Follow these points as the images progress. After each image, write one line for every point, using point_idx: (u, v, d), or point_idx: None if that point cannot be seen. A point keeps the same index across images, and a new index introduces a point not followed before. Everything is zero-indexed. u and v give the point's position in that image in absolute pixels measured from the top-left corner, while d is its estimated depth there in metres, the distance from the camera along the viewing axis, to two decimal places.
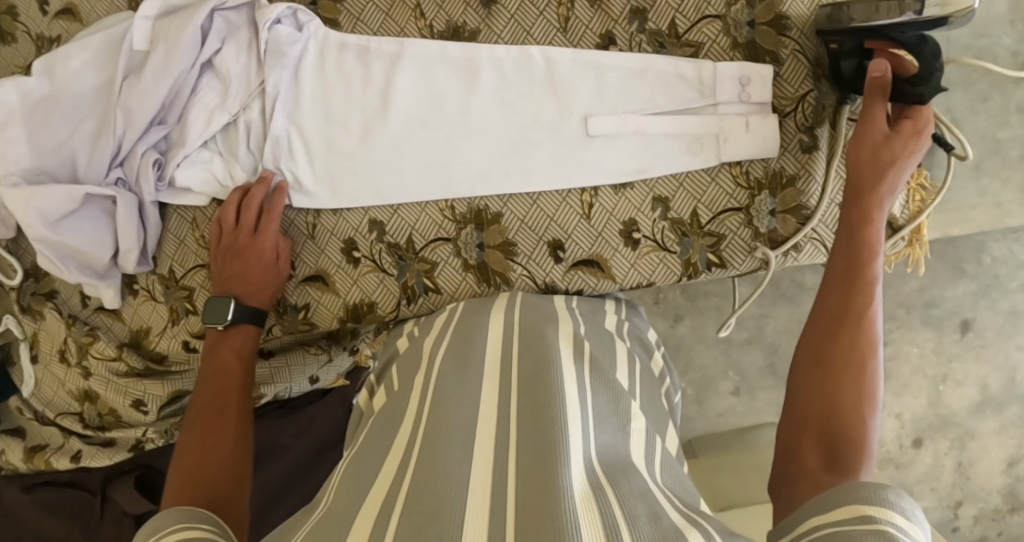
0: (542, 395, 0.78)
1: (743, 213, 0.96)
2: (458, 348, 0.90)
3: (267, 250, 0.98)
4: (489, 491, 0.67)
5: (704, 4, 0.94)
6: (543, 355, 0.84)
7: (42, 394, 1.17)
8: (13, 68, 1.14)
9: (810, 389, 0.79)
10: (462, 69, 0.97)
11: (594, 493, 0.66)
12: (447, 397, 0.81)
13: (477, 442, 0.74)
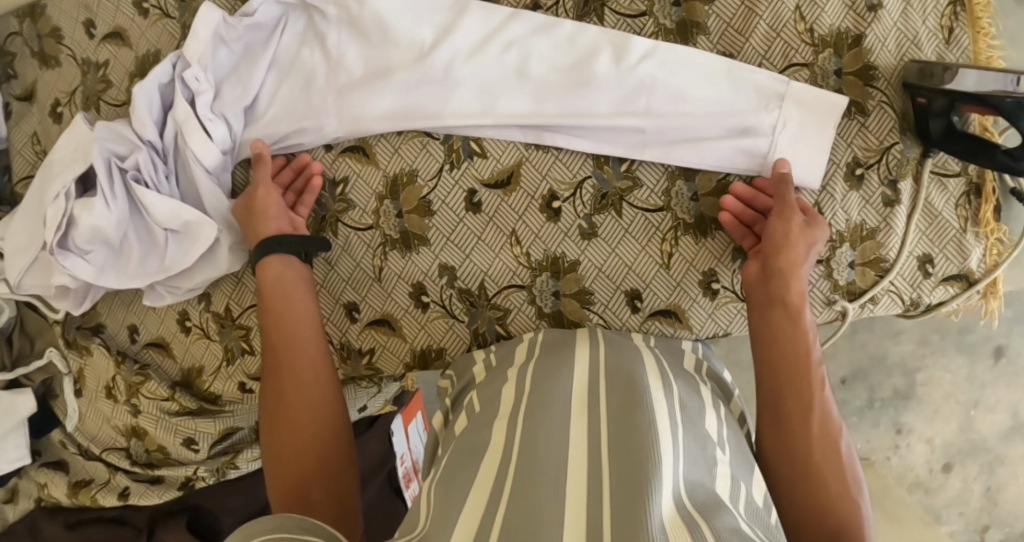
0: (634, 431, 0.73)
1: (823, 265, 0.95)
2: (543, 375, 0.85)
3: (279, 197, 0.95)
4: (587, 515, 0.63)
5: (792, 50, 0.92)
6: (629, 388, 0.81)
7: (86, 429, 1.13)
8: (57, 92, 1.09)
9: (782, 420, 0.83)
10: (568, 83, 0.92)
11: (686, 525, 0.61)
12: (536, 420, 0.77)
13: (568, 468, 0.70)
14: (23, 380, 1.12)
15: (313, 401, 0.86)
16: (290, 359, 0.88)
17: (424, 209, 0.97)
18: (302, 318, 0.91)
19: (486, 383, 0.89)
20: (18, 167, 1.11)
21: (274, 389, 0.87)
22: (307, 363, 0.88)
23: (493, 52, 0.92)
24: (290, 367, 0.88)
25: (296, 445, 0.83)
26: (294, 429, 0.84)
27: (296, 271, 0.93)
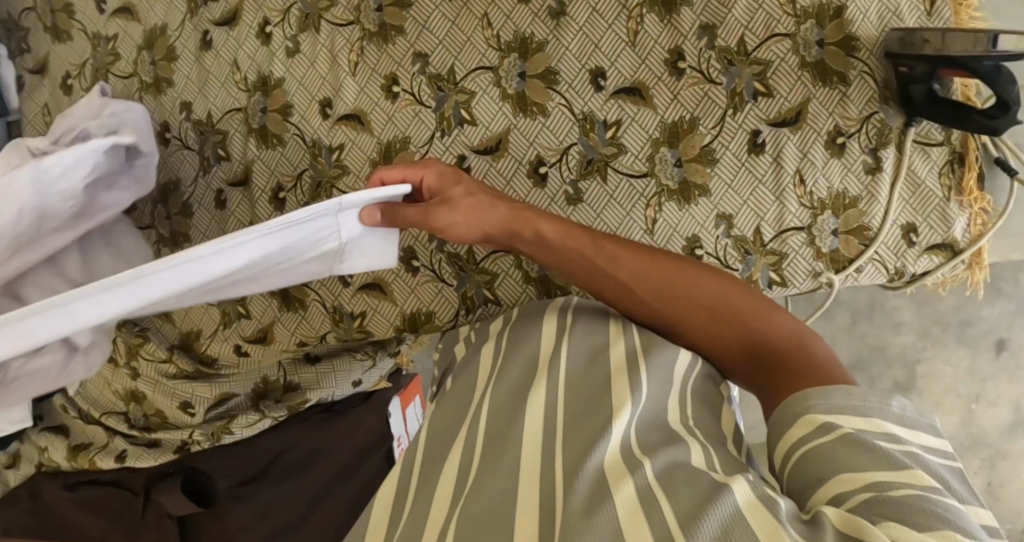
0: (588, 397, 0.74)
1: (805, 233, 0.96)
2: (511, 341, 0.87)
3: None
4: (536, 483, 0.64)
5: (775, 22, 0.95)
6: (592, 347, 0.82)
7: (87, 394, 1.17)
8: (67, 65, 1.14)
9: (704, 342, 0.83)
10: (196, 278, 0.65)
11: (625, 467, 0.63)
12: (513, 383, 0.80)
13: (524, 432, 0.71)
14: None
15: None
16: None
17: None
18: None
19: (470, 351, 0.91)
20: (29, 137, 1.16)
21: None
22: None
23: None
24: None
25: None
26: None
27: None
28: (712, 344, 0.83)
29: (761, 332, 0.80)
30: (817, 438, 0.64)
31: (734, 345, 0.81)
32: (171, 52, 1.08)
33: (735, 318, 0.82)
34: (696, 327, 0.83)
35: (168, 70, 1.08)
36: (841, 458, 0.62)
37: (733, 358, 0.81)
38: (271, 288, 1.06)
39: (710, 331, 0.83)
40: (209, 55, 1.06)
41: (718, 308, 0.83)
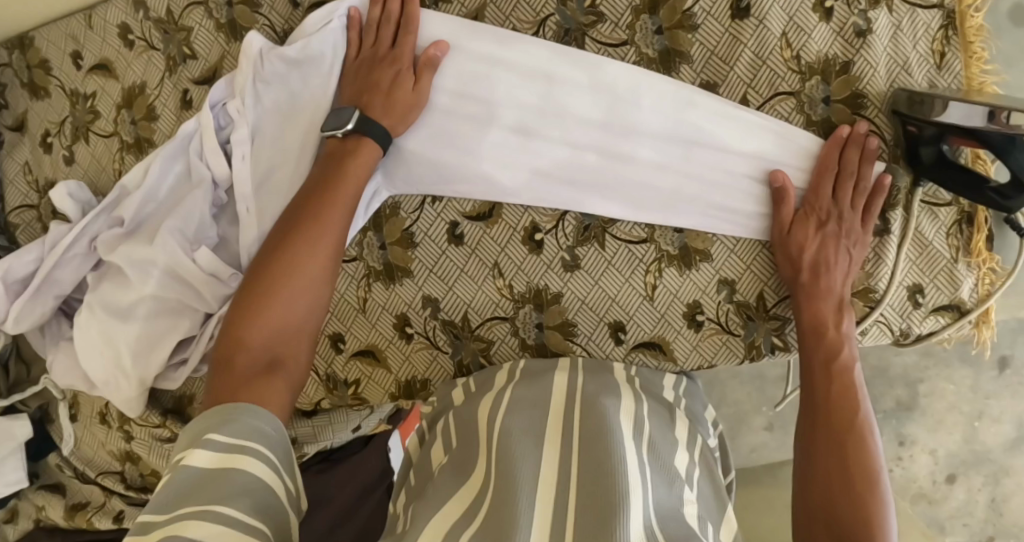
0: (600, 469, 0.75)
1: None
2: (527, 401, 0.87)
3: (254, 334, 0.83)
4: None
5: (778, 79, 0.91)
6: (602, 417, 0.83)
7: (82, 453, 1.15)
8: (48, 123, 1.11)
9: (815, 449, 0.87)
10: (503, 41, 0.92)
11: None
12: (508, 444, 0.81)
13: (539, 497, 0.73)
14: (20, 405, 1.15)
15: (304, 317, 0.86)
16: (338, 197, 0.89)
17: (408, 241, 0.97)
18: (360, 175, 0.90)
19: (463, 405, 0.91)
20: (10, 197, 1.13)
21: (329, 177, 0.90)
22: (317, 201, 0.89)
23: (520, 90, 0.92)
24: (332, 207, 0.89)
25: (279, 316, 0.84)
26: (303, 233, 0.87)
27: (368, 155, 0.90)
28: (817, 491, 0.84)
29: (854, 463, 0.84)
30: None
31: (818, 483, 0.85)
32: (151, 110, 1.05)
33: (840, 438, 0.86)
34: (838, 481, 0.83)
35: (147, 129, 1.06)
36: None
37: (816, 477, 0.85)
38: None
39: (839, 444, 0.86)
40: (189, 114, 1.03)
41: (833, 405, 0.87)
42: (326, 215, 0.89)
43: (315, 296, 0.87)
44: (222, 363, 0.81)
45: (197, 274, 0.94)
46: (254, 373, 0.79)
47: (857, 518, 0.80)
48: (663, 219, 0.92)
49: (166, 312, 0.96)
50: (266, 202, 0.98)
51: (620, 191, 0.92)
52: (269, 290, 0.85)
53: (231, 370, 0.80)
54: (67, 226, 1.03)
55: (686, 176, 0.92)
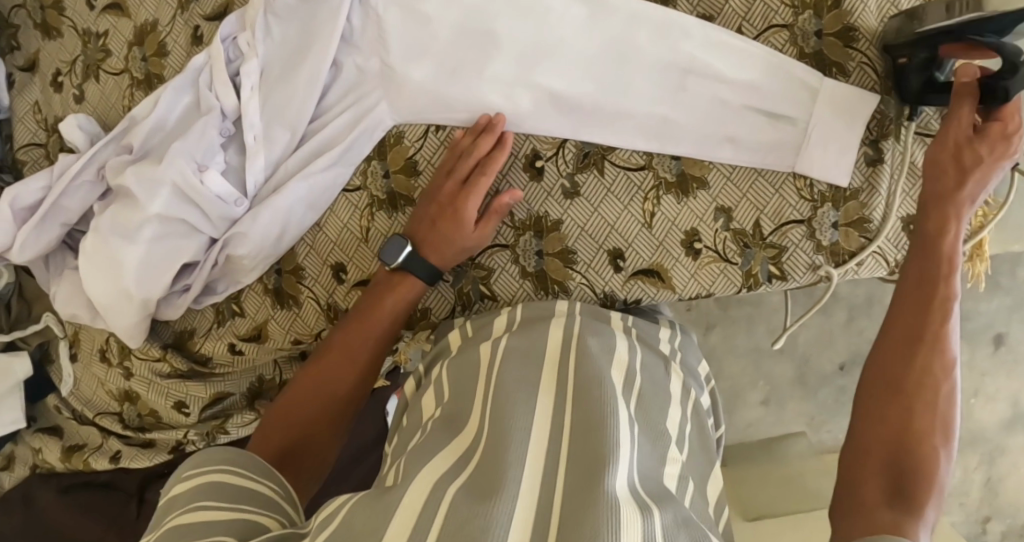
0: (594, 413, 0.76)
1: (806, 226, 0.95)
2: (521, 349, 0.88)
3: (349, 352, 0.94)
4: (542, 498, 0.65)
5: (772, 13, 0.93)
6: (595, 365, 0.83)
7: (80, 393, 1.16)
8: (58, 63, 1.13)
9: (877, 430, 0.80)
10: None
11: (639, 503, 0.65)
12: (505, 392, 0.80)
13: (530, 439, 0.73)
14: (21, 344, 1.15)
15: (338, 396, 0.93)
16: (379, 315, 0.95)
17: (411, 169, 0.99)
18: (393, 314, 0.95)
19: (456, 357, 0.91)
20: (19, 135, 1.15)
21: (371, 328, 0.94)
22: (349, 331, 0.95)
23: (518, 18, 0.94)
24: (364, 350, 0.94)
25: (296, 404, 0.93)
26: (340, 350, 0.94)
27: (409, 289, 0.95)
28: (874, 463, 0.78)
29: (914, 453, 0.77)
30: None
31: (883, 434, 0.80)
32: (162, 47, 1.08)
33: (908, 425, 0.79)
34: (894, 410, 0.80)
35: (157, 65, 1.08)
36: None
37: (867, 445, 0.80)
38: (264, 286, 1.04)
39: (903, 447, 0.78)
40: (199, 49, 1.06)
41: (896, 397, 0.81)
42: (383, 301, 0.95)
43: (348, 387, 0.94)
44: (290, 393, 0.94)
45: (205, 195, 0.96)
46: (279, 443, 0.90)
47: (915, 469, 0.77)
48: (661, 147, 0.94)
49: (172, 235, 0.98)
50: (274, 131, 1.00)
51: (619, 119, 0.94)
52: (318, 359, 0.95)
53: (269, 432, 0.92)
54: (75, 156, 1.05)
55: (682, 104, 0.94)
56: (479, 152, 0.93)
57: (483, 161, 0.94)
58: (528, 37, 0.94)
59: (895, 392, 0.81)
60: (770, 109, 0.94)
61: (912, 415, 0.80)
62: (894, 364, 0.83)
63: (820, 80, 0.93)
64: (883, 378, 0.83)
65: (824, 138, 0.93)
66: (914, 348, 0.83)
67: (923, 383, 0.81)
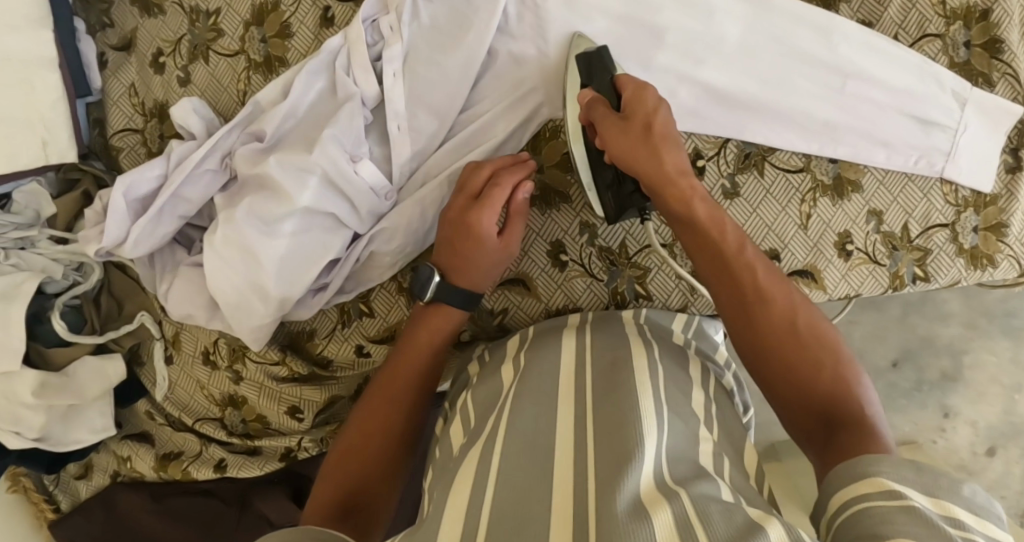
0: (620, 411, 0.75)
1: (949, 230, 0.98)
2: (536, 365, 0.87)
3: (387, 412, 0.90)
4: (572, 503, 0.64)
5: (927, 21, 0.96)
6: (616, 368, 0.83)
7: (176, 398, 1.08)
8: (159, 42, 1.05)
9: (779, 387, 0.79)
10: None
11: (662, 493, 0.63)
12: (521, 397, 0.80)
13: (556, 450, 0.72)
14: (111, 346, 1.07)
15: (386, 446, 0.89)
16: (419, 347, 0.92)
17: (566, 165, 0.96)
18: (434, 346, 0.92)
19: (481, 381, 0.91)
20: (113, 120, 1.07)
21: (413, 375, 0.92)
22: (389, 372, 0.92)
23: (686, 15, 0.94)
24: (411, 387, 0.91)
25: (358, 458, 0.87)
26: (387, 391, 0.91)
27: (448, 319, 0.92)
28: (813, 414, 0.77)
29: (827, 386, 0.77)
30: (879, 500, 0.61)
31: (795, 415, 0.78)
32: (285, 29, 1.01)
33: (791, 376, 0.79)
34: (783, 348, 0.79)
35: (279, 47, 1.01)
36: (896, 522, 0.59)
37: (780, 392, 0.79)
38: (400, 285, 1.00)
39: (809, 382, 0.78)
40: (331, 32, 1.00)
41: (785, 353, 0.79)
42: (420, 336, 0.92)
43: (399, 423, 0.90)
44: (333, 460, 0.89)
45: (358, 186, 0.92)
46: (347, 492, 0.85)
47: (836, 402, 0.76)
48: (820, 149, 0.96)
49: (315, 228, 0.92)
50: (421, 122, 0.96)
51: (781, 119, 0.95)
52: (367, 413, 0.90)
53: (325, 485, 0.86)
54: (193, 144, 0.98)
55: (841, 107, 0.95)
56: (496, 166, 0.91)
57: (495, 173, 0.90)
58: (696, 35, 0.94)
59: (775, 350, 0.80)
60: (923, 115, 0.96)
61: (800, 355, 0.79)
62: (754, 335, 0.81)
63: (968, 89, 0.96)
64: (755, 358, 0.81)
65: (970, 142, 0.97)
66: (751, 320, 0.81)
67: (791, 327, 0.80)
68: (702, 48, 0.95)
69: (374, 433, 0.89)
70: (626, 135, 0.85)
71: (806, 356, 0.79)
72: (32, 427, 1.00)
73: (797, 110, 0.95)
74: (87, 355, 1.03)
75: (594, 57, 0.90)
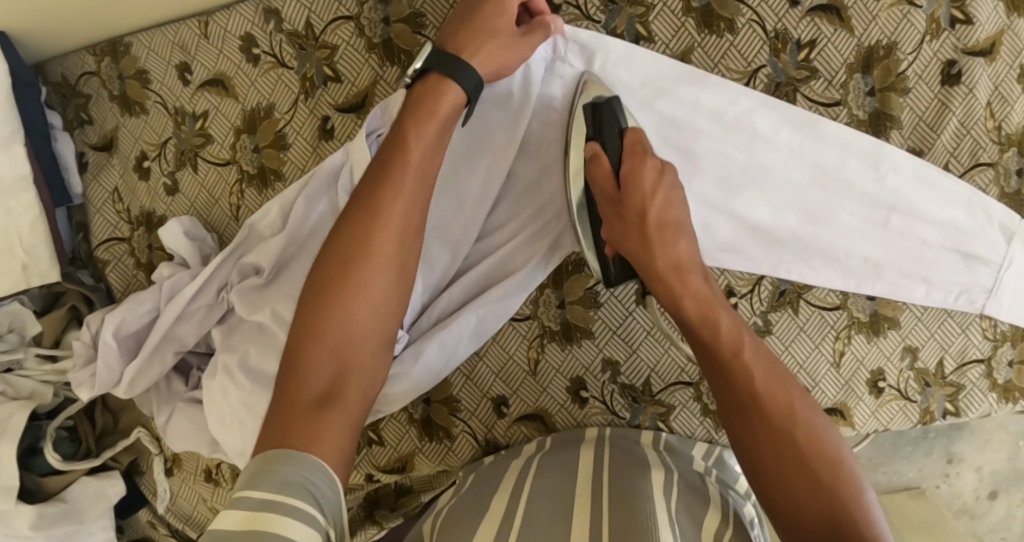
0: (636, 520, 0.69)
1: (984, 365, 0.93)
2: (553, 472, 0.82)
3: (354, 253, 0.72)
4: None
5: (980, 148, 0.88)
6: (635, 477, 0.78)
7: (179, 509, 1.04)
8: (142, 144, 0.97)
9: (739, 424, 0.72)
10: (720, 88, 0.87)
11: None
12: (527, 519, 0.72)
13: None
14: (111, 462, 1.03)
15: (369, 364, 0.71)
16: (380, 261, 0.72)
17: (590, 300, 0.91)
18: (402, 238, 0.74)
19: (487, 480, 0.86)
20: (97, 228, 0.99)
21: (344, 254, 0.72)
22: (339, 248, 0.73)
23: (725, 145, 0.87)
24: (355, 284, 0.71)
25: (344, 326, 0.70)
26: (337, 267, 0.72)
27: (424, 140, 0.75)
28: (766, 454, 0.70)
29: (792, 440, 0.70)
30: None
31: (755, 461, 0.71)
32: (280, 138, 0.92)
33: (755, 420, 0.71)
34: (778, 459, 0.69)
35: (275, 159, 0.92)
36: None
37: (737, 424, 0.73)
38: (410, 415, 0.95)
39: (774, 431, 0.70)
40: (330, 145, 0.91)
41: (746, 401, 0.73)
42: (372, 226, 0.72)
43: (372, 307, 0.72)
44: (288, 354, 0.70)
45: None
46: (320, 391, 0.67)
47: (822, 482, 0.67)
48: (859, 286, 0.90)
49: None
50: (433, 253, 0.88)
51: (819, 254, 0.90)
52: (314, 291, 0.72)
53: (286, 401, 0.66)
54: (186, 274, 0.91)
55: (884, 242, 0.89)
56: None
57: (415, 103, 0.76)
58: (734, 164, 0.88)
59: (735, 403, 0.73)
60: (968, 250, 0.89)
61: (762, 397, 0.72)
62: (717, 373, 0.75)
63: (1017, 223, 0.88)
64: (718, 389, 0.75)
65: (1014, 282, 0.90)
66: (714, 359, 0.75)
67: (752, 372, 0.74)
68: (738, 182, 0.88)
69: (326, 331, 0.70)
70: (620, 228, 0.83)
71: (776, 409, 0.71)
72: None
73: (840, 242, 0.89)
74: (84, 476, 0.99)
75: (605, 108, 0.84)
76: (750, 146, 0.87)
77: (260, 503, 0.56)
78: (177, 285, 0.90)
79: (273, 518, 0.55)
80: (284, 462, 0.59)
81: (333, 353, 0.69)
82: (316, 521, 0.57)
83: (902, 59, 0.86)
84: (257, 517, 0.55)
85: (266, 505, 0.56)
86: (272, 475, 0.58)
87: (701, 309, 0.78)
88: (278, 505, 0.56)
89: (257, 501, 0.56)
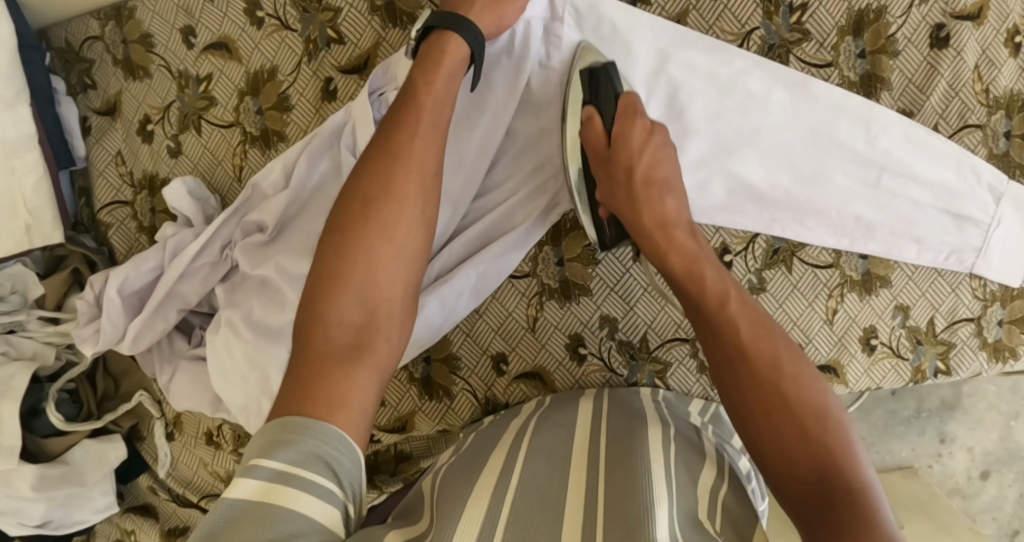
0: (632, 466, 0.71)
1: (974, 324, 0.95)
2: (552, 425, 0.84)
3: (379, 199, 0.73)
4: None
5: (969, 110, 0.90)
6: (631, 428, 0.80)
7: (180, 474, 1.05)
8: (146, 108, 0.98)
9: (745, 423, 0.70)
10: (714, 50, 0.89)
11: None
12: (525, 465, 0.73)
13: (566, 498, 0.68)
14: (112, 426, 1.03)
15: (396, 313, 0.71)
16: (406, 206, 0.73)
17: (589, 258, 0.92)
18: (425, 184, 0.75)
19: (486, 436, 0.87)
20: (101, 192, 1.01)
21: (368, 198, 0.72)
22: (366, 191, 0.73)
23: (719, 105, 0.89)
24: (380, 230, 0.71)
25: (372, 270, 0.70)
26: (360, 209, 0.72)
27: (446, 84, 0.77)
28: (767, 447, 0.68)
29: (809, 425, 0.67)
30: None
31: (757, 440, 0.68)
32: (283, 99, 0.93)
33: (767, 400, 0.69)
34: (773, 401, 0.69)
35: (277, 121, 0.94)
36: None
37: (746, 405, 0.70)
38: (410, 375, 0.97)
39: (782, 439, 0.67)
40: (332, 107, 0.92)
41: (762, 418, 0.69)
42: (398, 170, 0.73)
43: (397, 252, 0.72)
44: (309, 298, 0.70)
45: None
46: (348, 335, 0.67)
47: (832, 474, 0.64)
48: (852, 244, 0.92)
49: None
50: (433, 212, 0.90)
51: (813, 213, 0.91)
52: (337, 234, 0.72)
53: (312, 342, 0.66)
54: (190, 233, 0.92)
55: (875, 202, 0.91)
56: None
57: (421, 58, 0.78)
58: (729, 124, 0.90)
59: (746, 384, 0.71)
60: (958, 210, 0.91)
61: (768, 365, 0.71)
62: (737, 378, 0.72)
63: (1004, 183, 0.90)
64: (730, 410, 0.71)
65: (1002, 241, 0.91)
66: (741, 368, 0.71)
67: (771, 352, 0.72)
68: (733, 140, 0.90)
69: (354, 273, 0.70)
70: (614, 181, 0.85)
71: (785, 379, 0.70)
72: (32, 515, 0.97)
73: (833, 201, 0.91)
74: (86, 439, 1.00)
75: None
76: (745, 106, 0.89)
77: (279, 477, 0.55)
78: (180, 243, 0.91)
79: (290, 496, 0.55)
80: (302, 433, 0.58)
81: (360, 297, 0.69)
82: (333, 497, 0.57)
83: (891, 22, 0.89)
84: (273, 493, 0.55)
85: (285, 478, 0.55)
86: (295, 446, 0.58)
87: (688, 263, 0.79)
88: (297, 482, 0.56)
89: (275, 474, 0.55)
